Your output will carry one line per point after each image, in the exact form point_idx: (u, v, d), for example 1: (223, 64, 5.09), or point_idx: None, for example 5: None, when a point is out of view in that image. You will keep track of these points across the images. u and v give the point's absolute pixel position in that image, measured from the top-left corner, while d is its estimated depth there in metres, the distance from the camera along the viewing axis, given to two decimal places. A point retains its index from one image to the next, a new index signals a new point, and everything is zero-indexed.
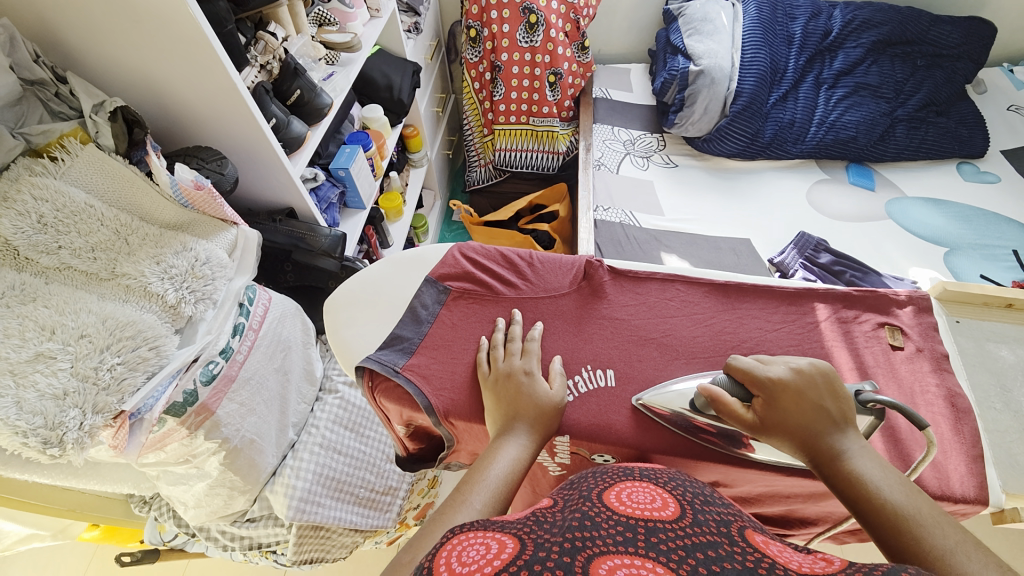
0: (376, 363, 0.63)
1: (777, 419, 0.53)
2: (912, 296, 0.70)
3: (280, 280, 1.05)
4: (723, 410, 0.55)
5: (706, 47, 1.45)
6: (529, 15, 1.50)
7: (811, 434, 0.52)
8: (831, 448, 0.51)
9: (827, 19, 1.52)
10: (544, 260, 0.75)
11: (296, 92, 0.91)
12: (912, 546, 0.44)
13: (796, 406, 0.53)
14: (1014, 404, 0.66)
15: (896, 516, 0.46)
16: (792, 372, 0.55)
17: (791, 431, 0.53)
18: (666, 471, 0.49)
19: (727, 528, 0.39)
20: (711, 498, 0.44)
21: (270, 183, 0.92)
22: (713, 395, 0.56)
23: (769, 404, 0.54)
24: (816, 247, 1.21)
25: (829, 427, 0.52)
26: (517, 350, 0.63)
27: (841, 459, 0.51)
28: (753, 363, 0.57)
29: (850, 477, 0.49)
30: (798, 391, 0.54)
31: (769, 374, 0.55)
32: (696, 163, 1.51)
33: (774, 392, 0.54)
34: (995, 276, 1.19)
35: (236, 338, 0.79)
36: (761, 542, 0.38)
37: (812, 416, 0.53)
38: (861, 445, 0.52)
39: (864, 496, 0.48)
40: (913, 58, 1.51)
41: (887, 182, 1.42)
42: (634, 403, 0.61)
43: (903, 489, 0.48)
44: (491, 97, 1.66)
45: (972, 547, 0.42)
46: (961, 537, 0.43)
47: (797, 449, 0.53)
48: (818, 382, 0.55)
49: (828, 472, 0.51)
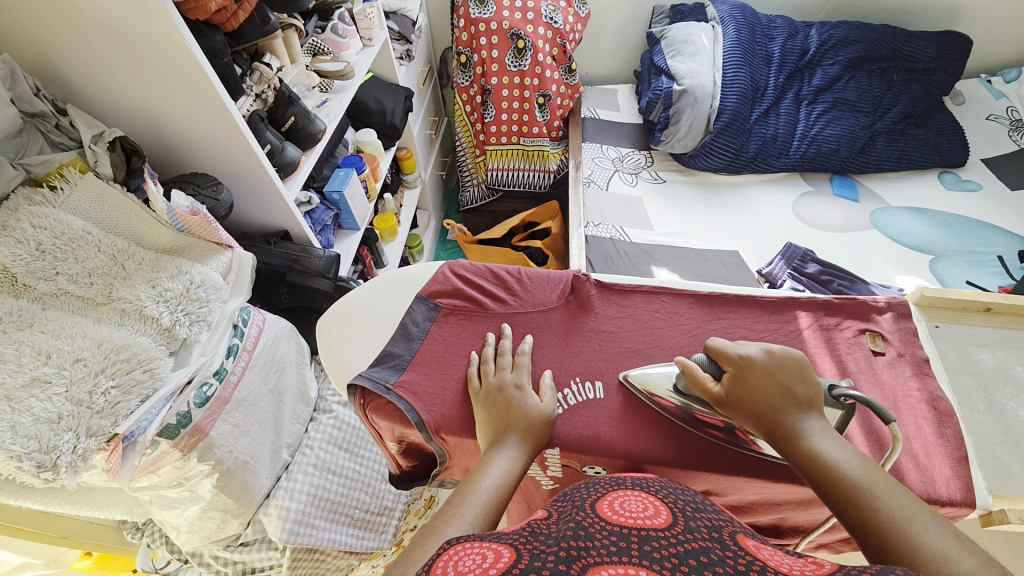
0: (368, 381, 0.64)
1: (743, 397, 0.55)
2: (891, 303, 0.72)
3: (275, 300, 1.06)
4: (694, 383, 0.59)
5: (689, 67, 1.49)
6: (517, 40, 1.56)
7: (774, 412, 0.53)
8: (793, 426, 0.53)
9: (804, 38, 1.58)
10: (533, 276, 0.77)
11: (291, 119, 0.94)
12: (868, 518, 0.45)
13: (763, 387, 0.55)
14: (997, 406, 0.67)
15: (852, 489, 0.47)
16: (762, 356, 0.57)
17: (755, 408, 0.54)
18: (657, 479, 0.50)
19: (717, 534, 0.39)
20: (700, 505, 0.45)
21: (265, 207, 0.93)
22: (689, 370, 0.59)
23: (738, 384, 0.56)
24: (803, 258, 1.23)
25: (793, 406, 0.54)
26: (508, 364, 0.64)
27: (801, 436, 0.52)
28: (726, 346, 0.60)
29: (808, 453, 0.50)
30: (765, 371, 0.56)
31: (740, 355, 0.58)
32: (684, 178, 1.54)
33: (744, 374, 0.56)
34: (981, 282, 1.21)
35: (231, 360, 0.80)
36: (750, 547, 0.38)
37: (777, 395, 0.54)
38: (822, 424, 0.53)
39: (822, 470, 0.49)
40: (890, 73, 1.56)
41: (870, 193, 1.45)
42: (622, 378, 0.65)
43: (862, 465, 0.49)
44: (482, 119, 1.70)
45: (929, 519, 0.44)
46: (917, 509, 0.45)
47: (759, 426, 0.54)
48: (786, 365, 0.57)
49: (790, 449, 0.52)
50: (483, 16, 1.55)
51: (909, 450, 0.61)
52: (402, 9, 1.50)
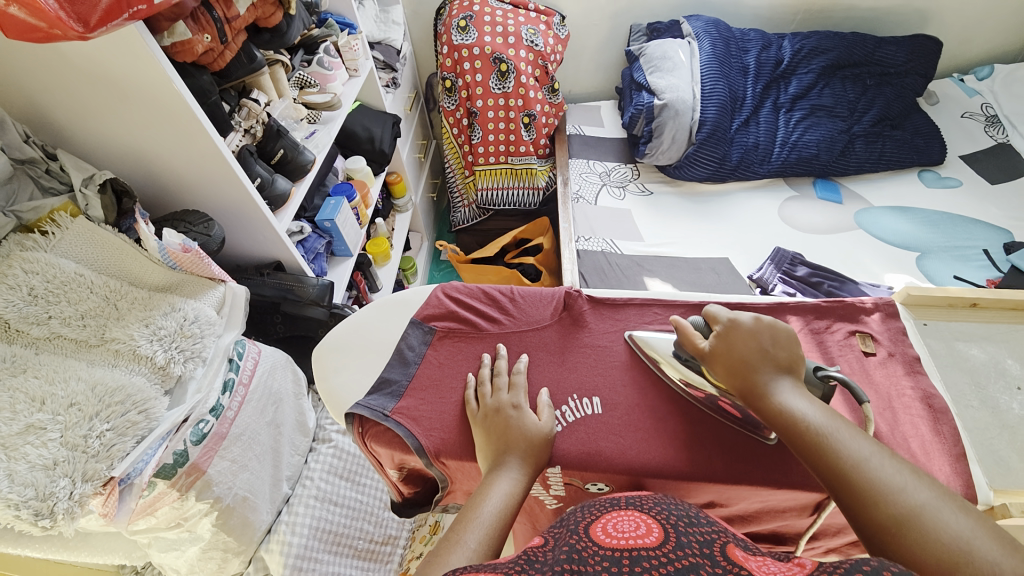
0: (366, 409, 0.62)
1: (725, 355, 0.59)
2: (878, 303, 0.73)
3: (270, 331, 1.06)
4: (688, 342, 0.63)
5: (668, 82, 1.53)
6: (499, 64, 1.59)
7: (752, 369, 0.57)
8: (766, 383, 0.56)
9: (777, 49, 1.62)
10: (526, 294, 0.75)
11: (280, 152, 0.95)
12: (833, 460, 0.49)
13: (746, 349, 0.58)
14: (990, 400, 0.67)
15: (817, 438, 0.51)
16: (750, 321, 0.60)
17: (734, 365, 0.58)
18: (653, 496, 0.50)
19: (708, 549, 0.40)
20: (694, 519, 0.45)
21: (255, 238, 0.94)
22: (682, 328, 0.64)
23: (723, 347, 0.59)
24: (792, 261, 1.27)
25: (771, 366, 0.57)
26: (504, 384, 0.63)
27: (772, 393, 0.55)
28: (718, 310, 0.63)
29: (776, 407, 0.53)
30: (751, 333, 0.59)
31: (729, 318, 0.61)
32: (670, 189, 1.57)
33: (730, 339, 0.59)
34: (968, 276, 1.23)
35: (227, 395, 0.79)
36: (738, 557, 0.39)
37: (757, 357, 0.57)
38: (795, 385, 0.56)
39: (790, 423, 0.52)
40: (863, 78, 1.60)
41: (853, 195, 1.48)
42: (628, 336, 0.70)
43: (828, 418, 0.52)
44: (469, 140, 1.73)
45: (886, 458, 0.49)
46: (875, 450, 0.49)
47: (735, 382, 0.57)
48: (772, 330, 0.59)
49: (760, 403, 0.55)
50: (466, 42, 1.59)
51: (906, 449, 0.60)
52: (386, 39, 1.53)
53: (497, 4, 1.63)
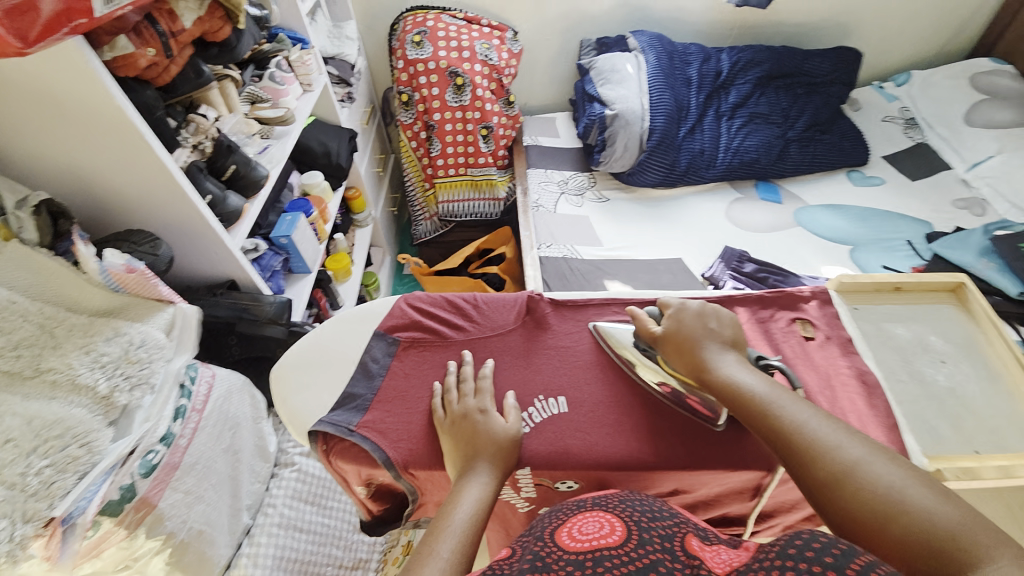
0: (330, 426, 0.62)
1: (674, 336, 0.63)
2: (814, 291, 0.79)
3: (226, 354, 1.01)
4: (642, 329, 0.67)
5: (618, 94, 1.60)
6: (455, 78, 1.62)
7: (699, 348, 0.61)
8: (712, 360, 0.60)
9: (716, 61, 1.72)
10: (489, 300, 0.76)
11: (232, 168, 0.92)
12: (774, 425, 0.52)
13: (693, 330, 0.63)
14: (917, 373, 0.74)
15: (759, 405, 0.54)
16: (697, 305, 0.66)
17: (682, 345, 0.62)
18: (619, 493, 0.55)
19: (668, 544, 0.46)
20: (658, 513, 0.51)
21: (207, 257, 0.90)
22: (637, 316, 0.68)
23: (674, 327, 0.64)
24: (740, 259, 1.34)
25: (716, 345, 0.61)
26: (470, 390, 0.63)
27: (718, 368, 0.59)
28: (670, 300, 0.68)
29: (722, 379, 0.58)
30: (698, 317, 0.64)
31: (678, 305, 0.66)
32: (626, 195, 1.63)
33: (680, 318, 0.64)
34: (895, 265, 1.35)
35: (178, 422, 0.76)
36: (695, 549, 0.46)
37: (704, 337, 0.62)
38: (740, 360, 0.60)
39: (735, 394, 0.56)
40: (794, 88, 1.73)
41: (792, 195, 1.59)
42: (591, 326, 0.72)
43: (770, 387, 0.56)
44: (428, 153, 1.74)
45: (823, 419, 0.51)
46: (812, 413, 0.52)
47: (685, 361, 0.61)
48: (716, 315, 0.65)
49: (708, 378, 0.59)
50: (421, 57, 1.60)
51: (847, 423, 0.65)
52: (340, 53, 1.52)
53: (450, 20, 1.65)
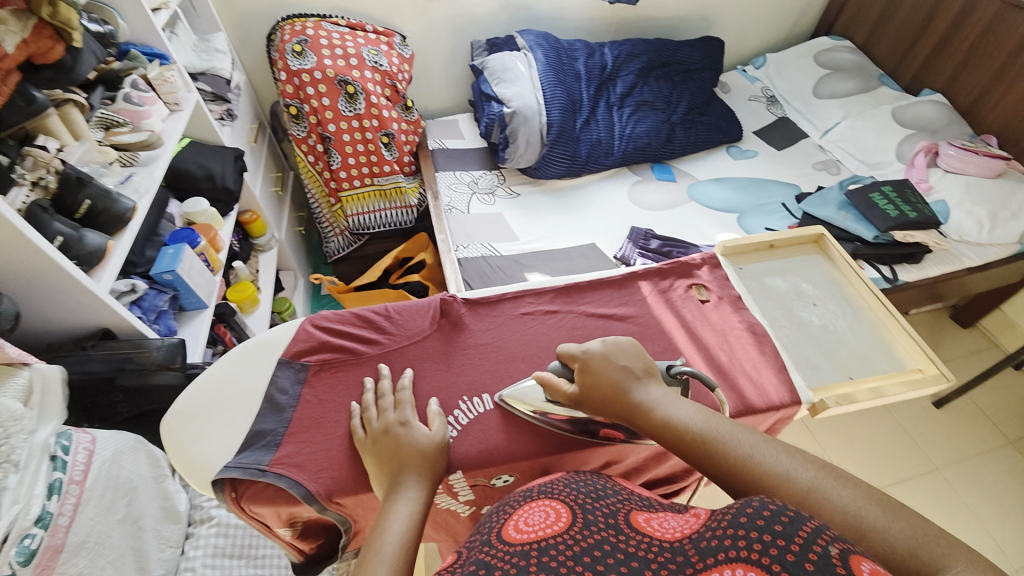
0: (237, 470, 0.56)
1: (593, 387, 0.59)
2: (704, 258, 0.86)
3: (111, 414, 0.89)
4: (555, 391, 0.62)
5: (513, 91, 1.63)
6: (346, 86, 1.54)
7: (621, 393, 0.58)
8: (640, 402, 0.57)
9: (601, 55, 1.82)
10: (401, 309, 0.74)
11: (86, 203, 0.81)
12: (724, 462, 0.50)
13: (608, 375, 0.60)
14: (797, 318, 0.83)
15: (702, 442, 0.52)
16: (599, 346, 0.63)
17: (605, 395, 0.59)
18: (563, 479, 0.56)
19: (614, 519, 0.48)
20: (603, 493, 0.54)
21: (67, 308, 0.78)
22: (545, 380, 0.63)
23: (589, 380, 0.60)
24: (646, 237, 1.43)
25: (635, 384, 0.59)
26: (390, 404, 0.61)
27: (649, 410, 0.56)
28: (572, 347, 0.65)
29: (659, 421, 0.55)
30: (605, 359, 0.61)
31: (583, 350, 0.63)
32: (535, 189, 1.67)
33: (591, 367, 0.61)
34: (775, 226, 1.51)
35: (55, 499, 0.65)
36: (639, 522, 0.48)
37: (621, 379, 0.59)
38: (663, 393, 0.58)
39: (676, 436, 0.54)
40: (672, 75, 1.88)
41: (683, 173, 1.73)
42: (499, 401, 0.65)
43: (704, 418, 0.55)
44: (328, 166, 1.65)
45: (764, 443, 0.51)
46: (752, 438, 0.51)
47: (614, 412, 0.58)
48: (621, 349, 0.63)
49: (643, 423, 0.56)
50: (305, 67, 1.51)
51: (744, 371, 0.72)
52: (211, 68, 1.39)
53: (332, 27, 1.58)
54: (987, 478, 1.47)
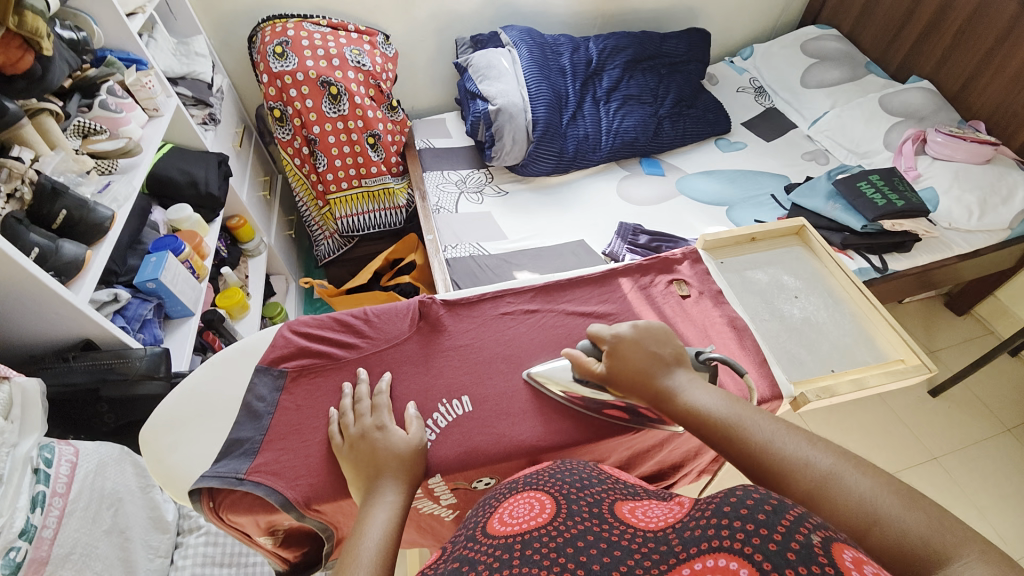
0: (214, 479, 0.56)
1: (622, 371, 0.62)
2: (685, 253, 0.86)
3: (98, 426, 0.89)
4: (584, 370, 0.64)
5: (498, 89, 1.62)
6: (329, 87, 1.54)
7: (650, 377, 0.60)
8: (667, 387, 0.60)
9: (586, 50, 1.81)
10: (380, 311, 0.73)
11: (63, 213, 0.80)
12: (745, 448, 0.52)
13: (637, 360, 0.62)
14: (778, 311, 0.83)
15: (725, 428, 0.54)
16: (630, 331, 0.65)
17: (634, 378, 0.61)
18: (548, 468, 0.56)
19: (597, 508, 0.47)
20: (587, 481, 0.53)
21: (45, 321, 0.77)
22: (574, 357, 0.65)
23: (618, 364, 0.62)
24: (634, 232, 1.43)
25: (663, 369, 0.61)
26: (366, 408, 0.61)
27: (675, 395, 0.59)
28: (602, 331, 0.67)
29: (684, 407, 0.58)
30: (635, 344, 0.63)
31: (612, 335, 0.65)
32: (523, 186, 1.66)
33: (620, 351, 0.63)
34: (765, 217, 1.51)
35: (39, 512, 0.65)
36: (623, 511, 0.47)
37: (649, 364, 0.62)
38: (689, 379, 0.60)
39: (701, 420, 0.56)
40: (658, 69, 1.87)
41: (672, 167, 1.73)
42: (526, 376, 0.67)
43: (728, 405, 0.56)
44: (315, 169, 1.65)
45: (785, 432, 0.52)
46: (774, 427, 0.53)
47: (642, 394, 0.60)
48: (650, 335, 0.65)
49: (670, 407, 0.58)
50: (287, 69, 1.50)
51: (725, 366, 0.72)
52: (190, 73, 1.38)
53: (313, 28, 1.57)
54: (982, 465, 1.47)
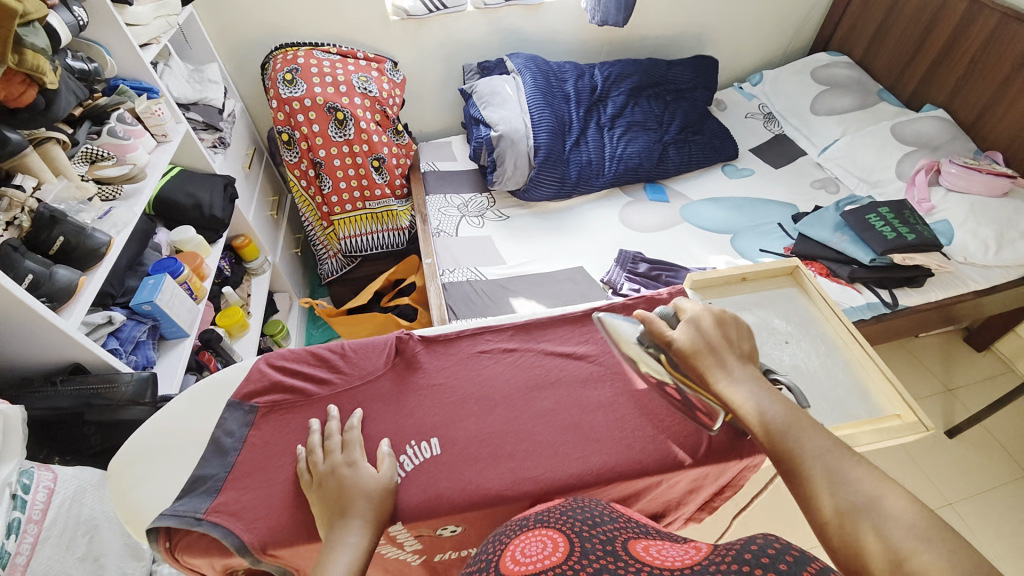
0: (172, 518, 0.55)
1: (688, 346, 0.62)
2: (671, 292, 0.84)
3: (83, 447, 0.87)
4: (654, 332, 0.65)
5: (500, 115, 1.63)
6: (335, 112, 1.57)
7: (713, 361, 0.61)
8: (721, 375, 0.60)
9: (591, 77, 1.82)
10: (357, 346, 0.73)
11: (60, 240, 0.82)
12: (790, 455, 0.53)
13: (705, 342, 0.63)
14: (766, 357, 0.80)
15: (774, 431, 0.55)
16: (711, 315, 0.65)
17: (697, 356, 0.62)
18: (558, 507, 0.55)
19: (612, 547, 0.47)
20: (600, 519, 0.52)
21: (35, 346, 0.79)
22: (647, 319, 0.66)
23: (689, 337, 0.63)
24: (634, 260, 1.42)
25: (729, 360, 0.62)
26: (336, 445, 0.60)
27: (727, 385, 0.60)
28: (684, 305, 0.67)
29: (733, 401, 0.59)
30: (711, 327, 0.64)
31: (689, 312, 0.66)
32: (525, 211, 1.66)
33: (693, 329, 0.64)
34: (770, 247, 1.48)
35: (12, 539, 0.65)
36: (638, 551, 0.47)
37: (717, 350, 0.62)
38: (753, 376, 0.61)
39: (750, 418, 0.57)
40: (663, 95, 1.87)
41: (676, 193, 1.71)
42: (595, 315, 0.72)
43: (785, 411, 0.57)
44: (320, 191, 1.67)
45: (835, 449, 0.53)
46: (826, 442, 0.53)
47: (699, 372, 0.61)
48: (728, 325, 0.65)
49: (721, 395, 0.60)
50: (295, 95, 1.55)
51: None
52: (203, 99, 1.42)
53: (323, 55, 1.61)
54: (1005, 514, 1.38)
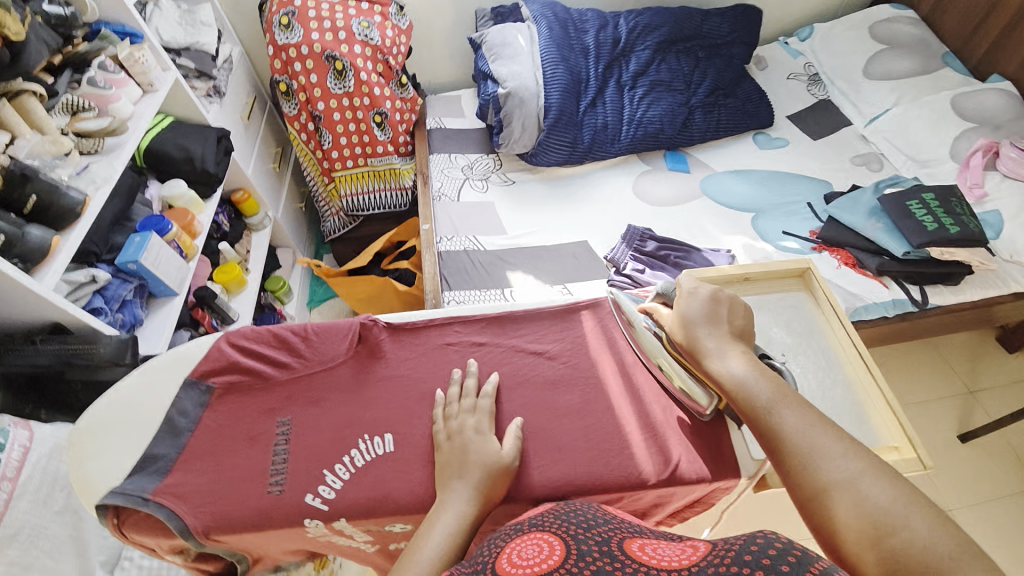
0: (120, 497, 0.58)
1: (683, 328, 0.68)
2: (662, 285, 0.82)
3: (72, 401, 0.91)
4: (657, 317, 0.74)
5: (510, 70, 1.51)
6: (334, 62, 1.48)
7: (704, 341, 0.66)
8: (712, 355, 0.65)
9: (614, 28, 1.64)
10: (320, 329, 0.72)
11: (33, 197, 0.80)
12: (771, 431, 0.57)
13: (697, 324, 0.68)
14: None
15: (760, 408, 0.59)
16: (707, 297, 0.69)
17: (689, 337, 0.67)
18: (551, 510, 0.53)
19: (609, 548, 0.45)
20: (593, 520, 0.50)
21: (10, 304, 0.79)
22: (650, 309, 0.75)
23: (682, 321, 0.69)
24: (642, 237, 1.32)
25: (722, 339, 0.66)
26: (468, 407, 0.65)
27: (718, 365, 0.64)
28: (684, 287, 0.72)
29: (722, 378, 0.63)
30: (705, 310, 0.69)
31: (686, 295, 0.71)
32: (533, 176, 1.56)
33: (688, 312, 0.69)
34: (795, 229, 1.35)
35: None
36: (635, 550, 0.45)
37: (710, 331, 0.67)
38: (744, 355, 0.64)
39: (737, 395, 0.61)
40: (694, 51, 1.68)
41: (699, 162, 1.57)
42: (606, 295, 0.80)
43: (772, 389, 0.60)
44: (321, 146, 1.60)
45: (818, 427, 0.55)
46: (811, 421, 0.56)
47: (691, 353, 0.67)
48: (723, 306, 0.69)
49: (711, 373, 0.64)
50: (292, 41, 1.44)
51: (672, 425, 0.69)
52: (195, 42, 1.33)
53: None
54: (1012, 525, 1.32)
